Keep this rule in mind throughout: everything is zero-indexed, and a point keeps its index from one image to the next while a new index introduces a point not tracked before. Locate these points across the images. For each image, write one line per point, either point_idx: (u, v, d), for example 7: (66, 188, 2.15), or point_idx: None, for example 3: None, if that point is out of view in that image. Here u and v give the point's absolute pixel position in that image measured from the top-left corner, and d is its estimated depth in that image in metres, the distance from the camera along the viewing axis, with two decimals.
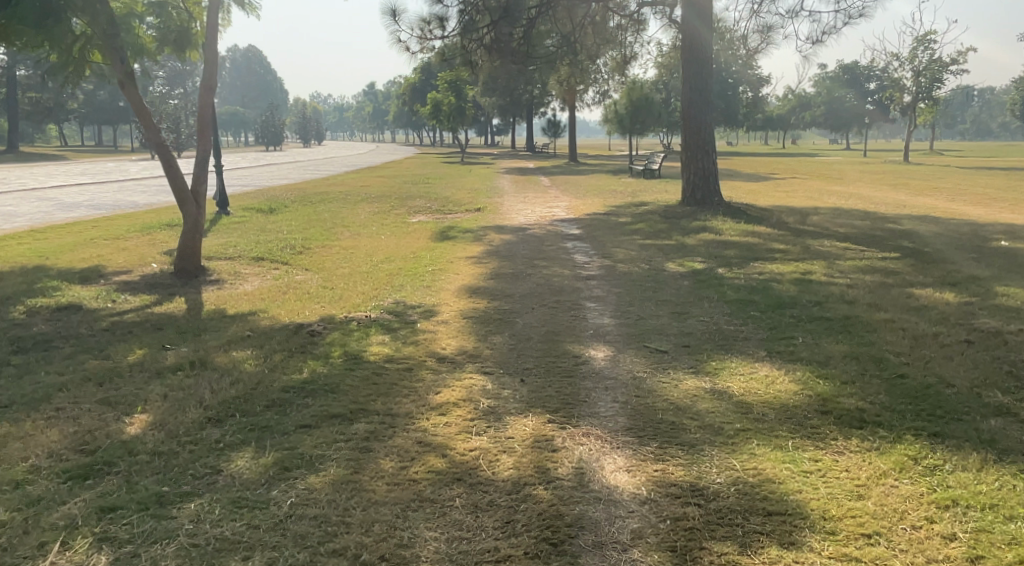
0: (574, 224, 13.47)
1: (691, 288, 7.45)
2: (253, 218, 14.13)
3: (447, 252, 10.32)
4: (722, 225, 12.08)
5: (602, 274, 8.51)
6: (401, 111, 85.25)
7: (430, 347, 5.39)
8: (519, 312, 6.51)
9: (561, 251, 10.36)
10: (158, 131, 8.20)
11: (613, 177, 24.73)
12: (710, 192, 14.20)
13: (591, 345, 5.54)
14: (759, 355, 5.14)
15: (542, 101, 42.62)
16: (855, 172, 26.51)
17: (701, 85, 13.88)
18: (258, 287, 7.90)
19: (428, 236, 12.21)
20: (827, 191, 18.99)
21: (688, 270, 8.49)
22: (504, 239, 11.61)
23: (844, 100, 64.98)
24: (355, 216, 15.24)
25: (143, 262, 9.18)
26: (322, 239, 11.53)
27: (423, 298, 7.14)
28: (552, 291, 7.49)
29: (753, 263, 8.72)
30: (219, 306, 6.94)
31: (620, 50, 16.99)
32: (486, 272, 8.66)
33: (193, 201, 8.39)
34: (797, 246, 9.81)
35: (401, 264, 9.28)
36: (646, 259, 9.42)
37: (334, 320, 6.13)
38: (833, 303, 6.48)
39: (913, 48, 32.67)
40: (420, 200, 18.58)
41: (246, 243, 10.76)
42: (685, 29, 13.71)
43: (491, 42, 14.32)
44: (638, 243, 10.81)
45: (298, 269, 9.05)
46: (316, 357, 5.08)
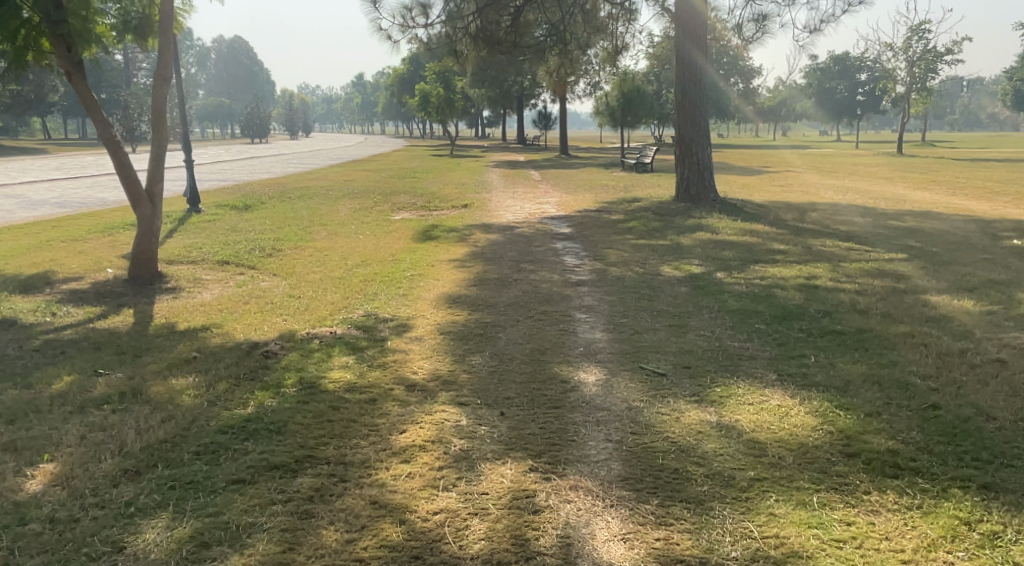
0: (563, 222, 12.88)
1: (688, 296, 6.86)
2: (226, 217, 13.46)
3: (429, 254, 9.71)
4: (718, 223, 11.53)
5: (592, 280, 7.90)
6: (389, 103, 84.17)
7: (398, 372, 4.77)
8: (501, 327, 5.90)
9: (550, 252, 9.76)
10: (107, 125, 7.57)
11: (604, 171, 24.11)
12: (705, 187, 13.63)
13: (580, 366, 4.91)
14: (769, 379, 4.54)
15: (532, 92, 41.87)
16: (850, 165, 25.96)
17: (696, 76, 13.25)
18: (218, 297, 7.28)
19: (409, 235, 11.60)
20: (824, 184, 18.43)
21: (685, 274, 7.92)
22: (490, 239, 10.99)
23: (836, 90, 64.46)
24: (335, 214, 14.58)
25: (98, 268, 8.55)
26: (296, 240, 10.89)
27: (396, 309, 6.52)
28: (539, 300, 6.88)
29: (753, 265, 8.16)
30: (171, 320, 6.32)
31: (611, 40, 16.36)
32: (468, 278, 8.06)
33: (148, 201, 7.79)
34: (800, 247, 9.24)
35: (377, 268, 8.66)
36: (639, 261, 8.85)
37: (294, 338, 5.51)
38: (847, 314, 5.90)
39: (907, 38, 32.13)
40: (404, 196, 17.94)
41: (215, 244, 10.13)
42: (679, 18, 13.15)
43: (477, 31, 13.70)
44: (631, 243, 10.22)
45: (265, 274, 8.42)
46: (265, 385, 4.46)
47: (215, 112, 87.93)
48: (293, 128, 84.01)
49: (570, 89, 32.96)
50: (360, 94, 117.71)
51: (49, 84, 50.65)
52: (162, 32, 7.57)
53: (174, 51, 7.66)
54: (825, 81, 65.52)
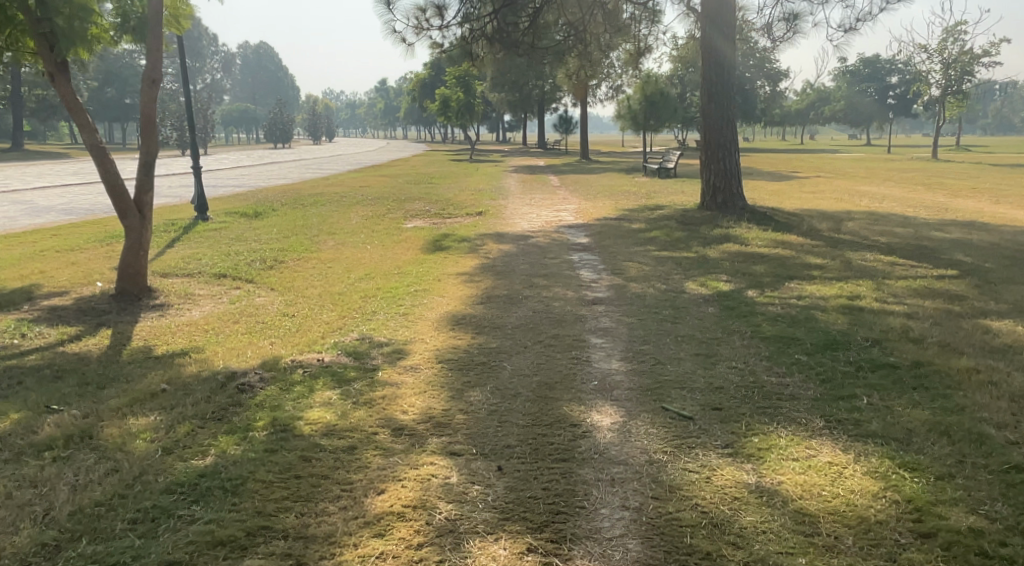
0: (581, 231, 12.29)
1: (717, 319, 6.21)
2: (233, 224, 13.01)
3: (437, 266, 9.15)
4: (747, 233, 10.86)
5: (611, 298, 7.28)
6: (412, 107, 83.87)
7: (386, 411, 4.17)
8: (507, 356, 5.29)
9: (567, 265, 9.14)
10: (93, 131, 7.09)
11: (626, 176, 23.48)
12: (733, 195, 12.94)
13: (594, 407, 4.28)
14: (815, 428, 3.90)
15: (553, 96, 41.31)
16: (882, 170, 25.07)
17: (724, 78, 12.61)
18: (207, 314, 6.75)
19: (419, 245, 11.06)
20: (857, 192, 17.65)
21: (712, 292, 7.27)
22: (503, 250, 10.41)
23: (866, 94, 63.15)
24: (346, 221, 14.10)
25: (88, 281, 8.11)
26: (300, 250, 10.37)
27: (394, 332, 5.95)
28: (551, 322, 6.26)
29: (787, 282, 7.51)
30: (149, 342, 5.79)
31: (634, 42, 15.75)
32: (477, 294, 7.48)
33: (136, 212, 7.30)
34: (837, 262, 8.55)
35: (380, 282, 8.12)
36: (662, 276, 8.23)
37: (276, 367, 4.93)
38: (899, 344, 5.22)
39: (942, 40, 31.16)
40: (419, 202, 17.46)
41: (215, 255, 9.67)
42: (706, 18, 12.55)
43: (493, 32, 13.14)
44: (653, 256, 9.59)
45: (261, 289, 7.90)
46: (231, 428, 3.88)
47: (239, 117, 88.41)
48: (317, 132, 84.32)
49: (592, 92, 32.26)
50: (384, 98, 117.90)
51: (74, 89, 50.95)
52: (150, 30, 7.10)
53: (163, 51, 7.20)
54: (855, 84, 64.25)
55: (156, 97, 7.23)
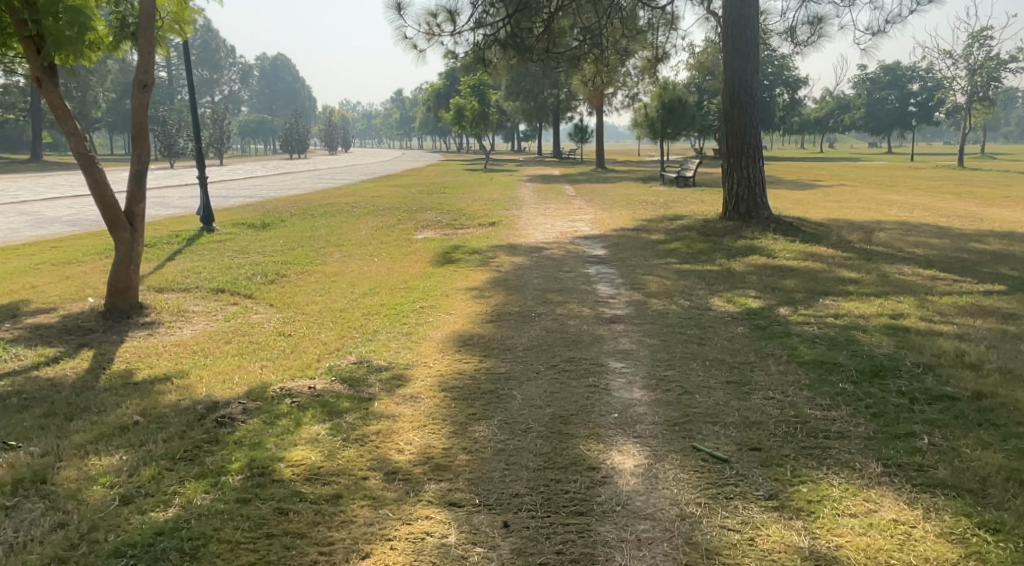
0: (598, 242, 11.82)
1: (748, 341, 5.69)
2: (239, 235, 12.62)
3: (446, 280, 8.69)
4: (772, 245, 10.34)
5: (631, 316, 6.78)
6: (428, 117, 83.81)
7: (379, 449, 3.68)
8: (518, 384, 4.79)
9: (583, 279, 8.65)
10: (81, 138, 6.67)
11: (643, 185, 22.99)
12: (757, 204, 12.39)
13: (614, 445, 3.78)
14: (871, 474, 3.38)
15: (568, 105, 40.90)
16: (908, 178, 24.40)
17: (747, 82, 12.08)
18: (198, 333, 6.31)
19: (429, 257, 10.64)
20: (884, 201, 17.08)
21: (741, 310, 6.74)
22: (516, 263, 9.93)
23: (886, 101, 62.33)
24: (355, 233, 13.68)
25: (79, 296, 7.72)
26: (304, 263, 9.97)
27: (395, 354, 5.48)
28: (565, 345, 5.76)
29: (821, 299, 7.00)
30: (131, 365, 5.35)
31: (651, 49, 15.31)
32: (486, 311, 7.00)
33: (127, 225, 6.85)
34: (873, 277, 8.01)
35: (385, 297, 7.67)
36: (685, 291, 7.74)
37: (262, 396, 4.46)
38: (954, 371, 4.69)
39: (967, 45, 30.45)
40: (431, 213, 17.08)
41: (216, 268, 9.28)
42: (727, 19, 12.03)
43: (507, 37, 12.70)
44: (674, 269, 9.08)
45: (259, 305, 7.45)
46: (202, 471, 3.41)
47: (255, 127, 88.77)
48: (332, 143, 84.50)
49: (608, 100, 31.82)
50: (399, 108, 118.17)
51: (92, 100, 51.11)
52: (142, 32, 6.67)
53: (156, 54, 6.77)
54: (875, 92, 63.40)
55: (148, 103, 6.81)
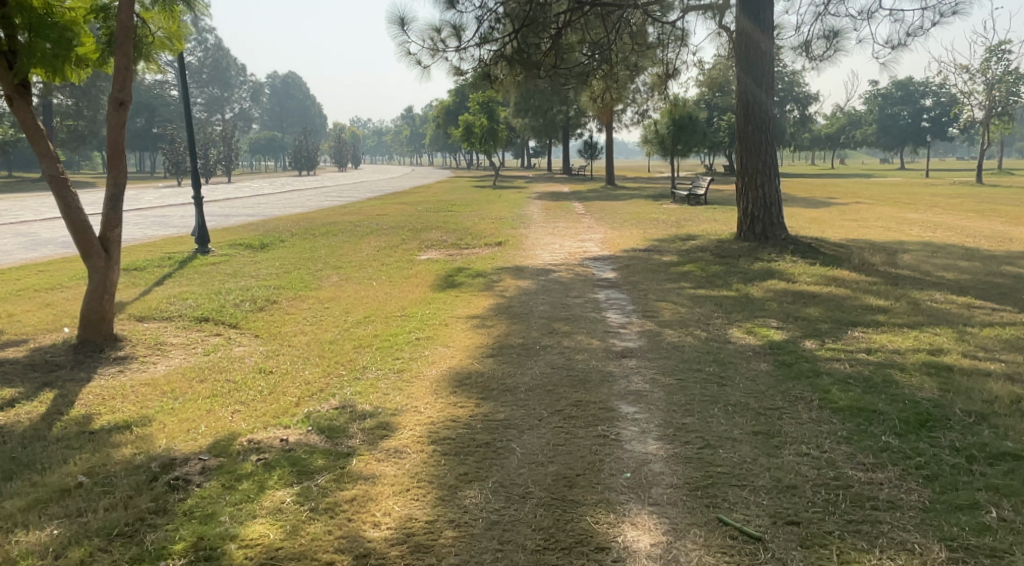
0: (607, 263, 11.31)
1: (774, 381, 5.14)
2: (235, 257, 12.17)
3: (446, 307, 8.19)
4: (792, 268, 9.81)
5: (643, 349, 6.24)
6: (437, 133, 83.78)
7: (353, 526, 3.18)
8: (517, 434, 4.24)
9: (592, 306, 8.12)
10: (51, 159, 6.18)
11: (653, 203, 22.50)
12: (773, 224, 11.86)
13: (627, 515, 3.27)
14: (934, 562, 2.98)
15: (578, 122, 40.52)
16: (926, 195, 23.81)
17: (762, 97, 11.58)
18: (173, 370, 5.82)
19: (431, 281, 10.15)
20: (904, 219, 16.54)
21: (764, 343, 6.20)
22: (521, 286, 9.42)
23: (900, 117, 61.84)
24: (356, 254, 13.22)
25: (55, 326, 7.24)
26: (298, 287, 9.49)
27: (383, 395, 4.94)
28: (571, 386, 5.19)
29: (850, 331, 6.47)
30: (91, 409, 4.84)
31: (661, 65, 14.86)
32: (486, 342, 6.48)
33: (101, 250, 6.37)
34: (905, 306, 7.46)
35: (380, 327, 7.17)
36: (701, 319, 7.21)
37: (227, 451, 3.95)
38: (1012, 423, 4.17)
39: (984, 60, 29.93)
40: (436, 232, 16.62)
41: (205, 294, 8.81)
42: (742, 33, 11.55)
43: (513, 53, 12.26)
44: (689, 294, 8.55)
45: (244, 336, 6.96)
46: (136, 556, 3.01)
47: (265, 145, 88.94)
48: (342, 160, 84.74)
49: (617, 116, 31.40)
50: (409, 125, 118.39)
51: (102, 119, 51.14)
52: (119, 46, 6.21)
53: (134, 70, 6.31)
54: (887, 107, 62.88)
55: (125, 122, 6.34)
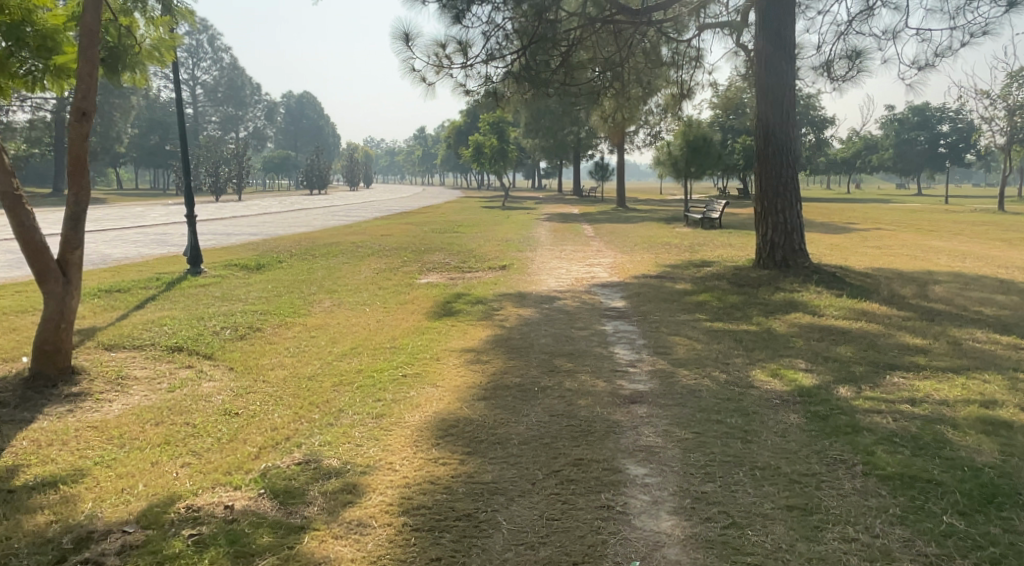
0: (617, 291, 10.68)
1: (807, 439, 4.48)
2: (228, 278, 11.57)
3: (440, 338, 7.56)
4: (816, 301, 9.18)
5: (655, 393, 5.58)
6: (449, 153, 83.78)
7: None
8: (510, 499, 3.64)
9: (599, 339, 7.48)
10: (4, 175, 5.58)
11: (666, 226, 21.90)
12: (794, 251, 11.21)
13: None
14: None
15: (590, 143, 40.03)
16: (948, 222, 23.13)
17: (783, 119, 10.99)
18: (127, 411, 5.19)
19: (429, 307, 9.56)
20: (928, 247, 15.91)
21: (792, 390, 5.54)
22: (524, 316, 8.79)
23: (915, 142, 61.10)
24: (354, 276, 12.62)
25: (14, 354, 6.64)
26: (287, 312, 8.89)
27: (355, 448, 4.29)
28: (572, 440, 4.51)
29: (888, 377, 5.84)
30: (20, 460, 4.22)
31: (676, 86, 14.31)
32: (480, 382, 5.84)
33: (59, 274, 5.79)
34: (945, 348, 6.84)
35: (366, 361, 6.55)
36: (719, 358, 6.57)
37: (159, 524, 3.33)
38: None
39: (1005, 85, 29.31)
40: (440, 254, 16.05)
41: (185, 318, 8.21)
42: (762, 49, 11.00)
43: (520, 70, 11.68)
44: (705, 328, 7.91)
45: (216, 369, 6.33)
46: None
47: (277, 163, 89.10)
48: (354, 178, 84.90)
49: (629, 138, 30.87)
50: (421, 144, 118.64)
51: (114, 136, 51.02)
52: (81, 51, 5.69)
53: (98, 77, 5.77)
54: (903, 132, 62.18)
55: (88, 134, 5.78)
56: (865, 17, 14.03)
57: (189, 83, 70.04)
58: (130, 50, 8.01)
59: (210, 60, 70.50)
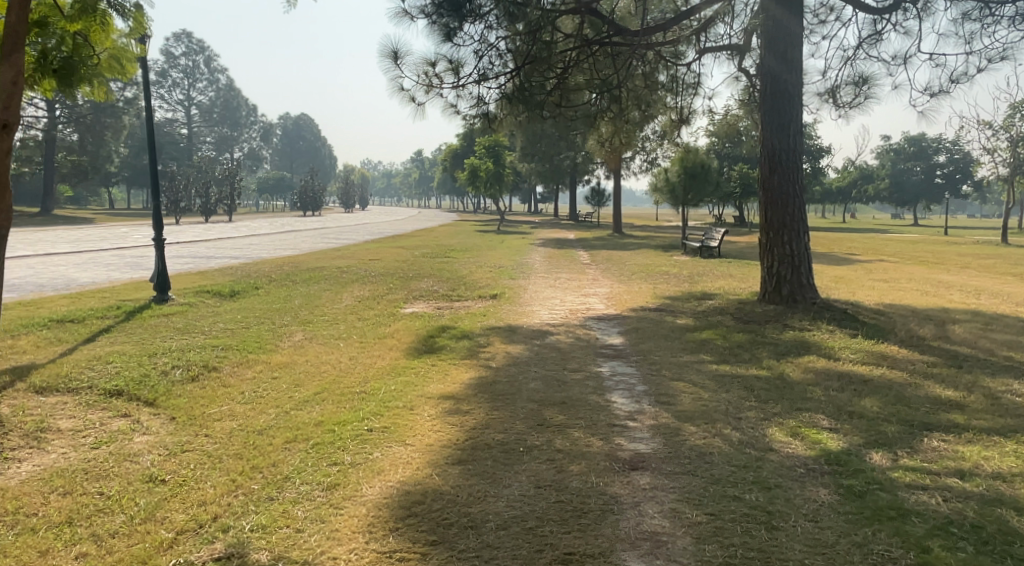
0: (613, 325, 9.92)
1: (844, 533, 3.73)
2: (196, 307, 10.80)
3: (416, 381, 6.75)
4: (830, 342, 8.45)
5: (659, 457, 4.79)
6: (444, 177, 83.42)
7: None
8: None
9: (593, 385, 6.69)
10: None
11: (663, 254, 21.22)
12: (802, 285, 10.48)
13: None
14: None
15: (586, 168, 39.54)
16: (951, 254, 22.54)
17: (790, 145, 10.31)
18: (35, 475, 4.41)
19: (409, 342, 8.79)
20: (936, 282, 15.26)
21: (818, 456, 4.77)
22: (511, 354, 8.02)
23: (912, 172, 60.92)
24: (333, 305, 11.87)
25: None
26: (251, 347, 8.12)
27: (292, 541, 3.55)
28: (562, 525, 3.75)
29: (926, 440, 5.09)
30: None
31: (676, 111, 13.67)
32: (457, 440, 5.03)
33: None
34: (982, 403, 6.09)
35: (329, 410, 5.75)
36: (730, 412, 5.79)
37: None
38: None
39: (1006, 116, 28.96)
40: (428, 281, 15.31)
41: (136, 354, 7.40)
42: (768, 70, 10.37)
43: (513, 91, 11.03)
44: (710, 372, 7.14)
45: (155, 419, 5.51)
46: None
47: (271, 184, 88.57)
48: (349, 200, 84.36)
49: (626, 163, 30.34)
50: (417, 167, 118.53)
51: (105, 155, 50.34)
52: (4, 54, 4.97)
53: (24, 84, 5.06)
54: (899, 162, 62.03)
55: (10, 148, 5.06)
56: (873, 42, 13.48)
57: (184, 103, 69.59)
58: (87, 60, 7.14)
59: (206, 81, 70.19)
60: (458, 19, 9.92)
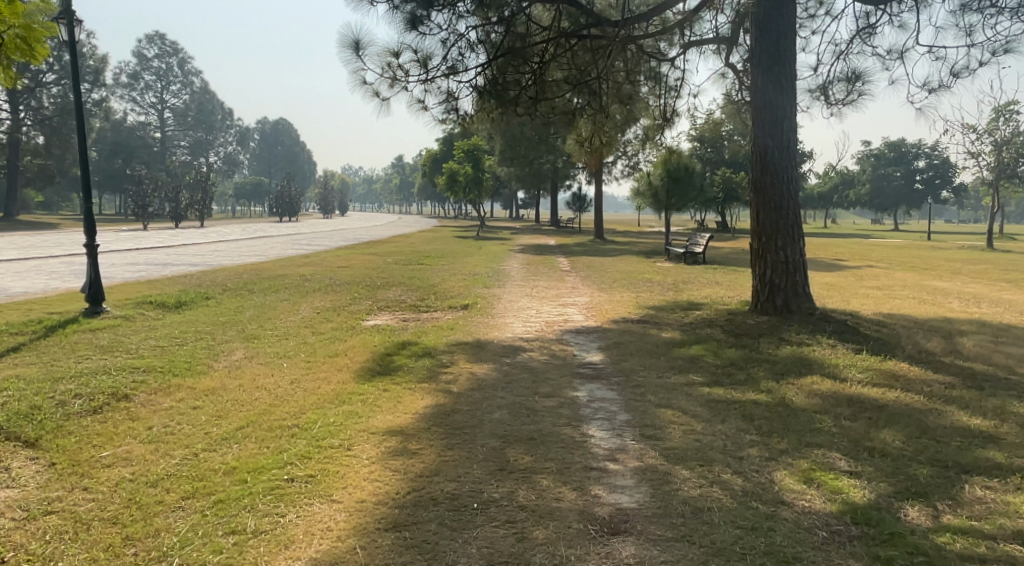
0: (592, 340, 8.98)
1: None
2: (131, 321, 9.70)
3: (361, 411, 5.76)
4: (834, 359, 7.55)
5: (647, 514, 3.86)
6: (424, 182, 82.39)
7: None
8: None
9: (568, 414, 5.74)
10: None
11: (645, 261, 20.31)
12: (796, 295, 9.62)
13: None
14: None
15: (567, 172, 38.61)
16: (940, 260, 21.86)
17: (783, 144, 9.47)
18: None
19: (361, 361, 7.78)
20: (933, 289, 14.46)
21: (842, 512, 3.87)
22: (476, 375, 7.06)
23: (892, 177, 60.60)
24: (287, 318, 10.83)
25: None
26: (179, 368, 7.08)
27: None
28: None
29: (969, 488, 4.20)
30: None
31: (660, 112, 12.81)
32: (398, 492, 4.09)
33: None
34: (1021, 436, 5.22)
35: (248, 451, 4.76)
36: (730, 449, 4.85)
37: None
38: None
39: (991, 118, 28.44)
40: (396, 289, 14.29)
41: (36, 380, 6.34)
42: (758, 62, 9.51)
43: (483, 84, 10.10)
44: (703, 397, 6.21)
45: (29, 466, 4.52)
46: None
47: (247, 190, 86.91)
48: (328, 206, 83.03)
49: (607, 167, 29.50)
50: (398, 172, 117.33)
51: None
52: None
53: None
54: (881, 167, 61.71)
55: None
56: (867, 36, 12.73)
57: (157, 106, 67.96)
58: None
59: (180, 83, 68.48)
60: (424, 6, 8.97)
